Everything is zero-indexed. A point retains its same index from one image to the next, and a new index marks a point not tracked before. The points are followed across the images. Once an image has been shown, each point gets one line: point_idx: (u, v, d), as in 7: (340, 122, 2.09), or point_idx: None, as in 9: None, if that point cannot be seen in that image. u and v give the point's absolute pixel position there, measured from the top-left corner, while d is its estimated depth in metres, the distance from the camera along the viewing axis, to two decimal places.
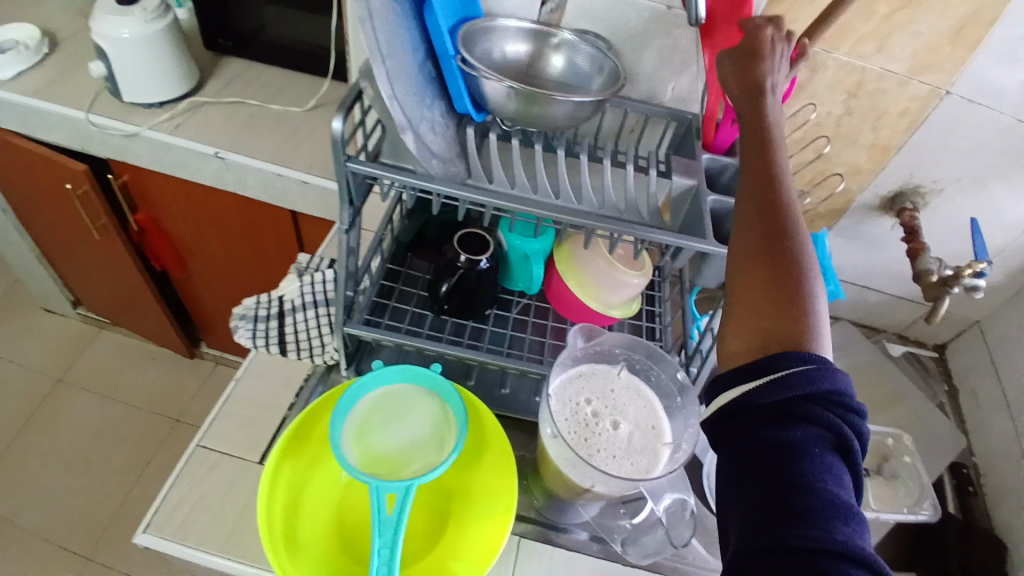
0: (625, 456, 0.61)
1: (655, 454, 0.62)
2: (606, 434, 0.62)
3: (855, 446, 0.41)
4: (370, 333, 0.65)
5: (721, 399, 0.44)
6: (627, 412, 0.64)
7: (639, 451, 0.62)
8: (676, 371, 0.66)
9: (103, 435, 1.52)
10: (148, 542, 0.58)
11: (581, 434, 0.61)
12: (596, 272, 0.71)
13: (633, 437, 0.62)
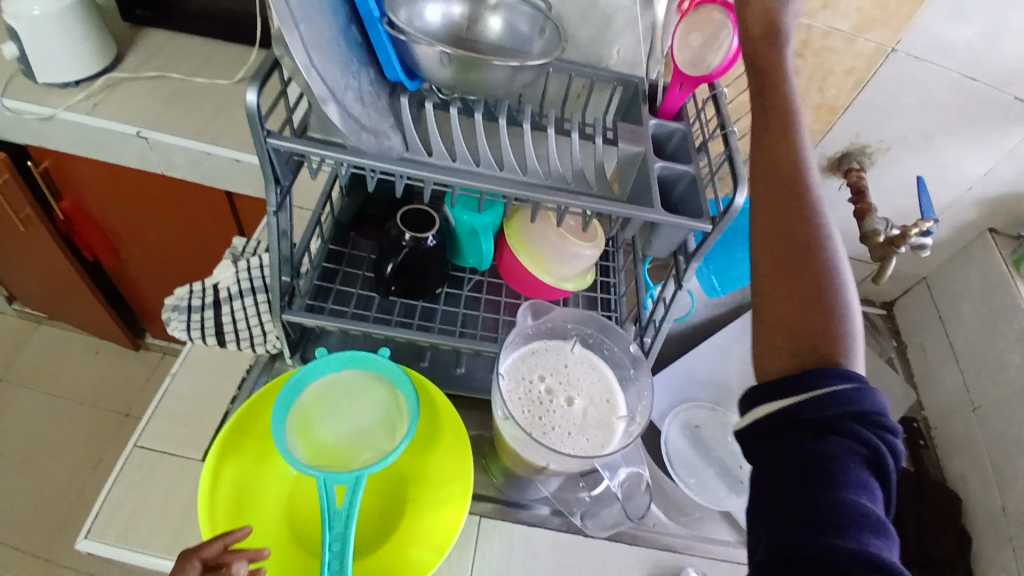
0: (580, 432, 0.59)
1: (610, 427, 0.60)
2: (562, 410, 0.60)
3: (889, 464, 0.41)
4: (313, 319, 0.68)
5: (759, 410, 0.45)
6: (581, 387, 0.63)
7: (594, 426, 0.60)
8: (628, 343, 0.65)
9: (50, 430, 1.36)
10: (92, 548, 0.60)
11: (536, 413, 0.60)
12: (549, 245, 0.74)
13: (587, 411, 0.61)
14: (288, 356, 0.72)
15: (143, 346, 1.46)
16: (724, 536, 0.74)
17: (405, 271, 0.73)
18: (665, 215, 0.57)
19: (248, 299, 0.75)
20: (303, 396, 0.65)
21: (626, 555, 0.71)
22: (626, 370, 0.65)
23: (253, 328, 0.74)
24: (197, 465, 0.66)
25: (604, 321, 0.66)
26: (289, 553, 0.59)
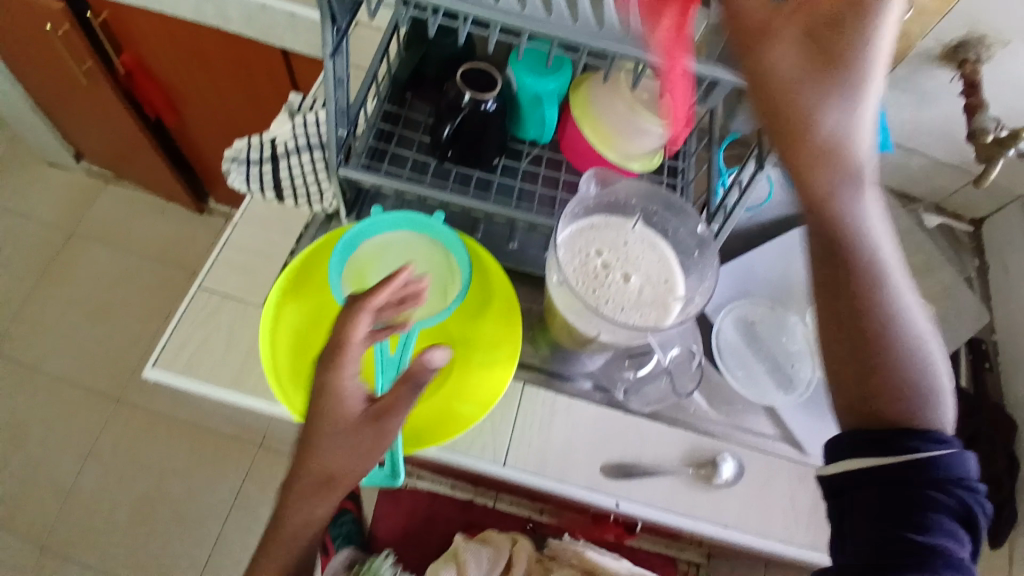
0: (637, 307, 0.58)
1: (667, 305, 0.59)
2: (618, 286, 0.58)
3: (980, 523, 0.41)
4: (368, 177, 0.68)
5: (851, 461, 0.45)
6: (639, 265, 0.60)
7: (650, 303, 0.58)
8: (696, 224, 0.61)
9: (120, 282, 1.39)
10: (158, 376, 0.65)
11: (592, 286, 0.58)
12: (616, 116, 0.70)
13: (645, 288, 0.59)
14: (344, 216, 0.72)
15: (206, 211, 1.47)
16: (764, 430, 0.76)
17: (464, 137, 0.70)
18: None
19: (303, 156, 0.74)
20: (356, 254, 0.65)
21: (669, 435, 0.73)
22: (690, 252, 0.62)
23: (309, 186, 0.73)
24: (259, 311, 0.69)
25: (672, 198, 0.62)
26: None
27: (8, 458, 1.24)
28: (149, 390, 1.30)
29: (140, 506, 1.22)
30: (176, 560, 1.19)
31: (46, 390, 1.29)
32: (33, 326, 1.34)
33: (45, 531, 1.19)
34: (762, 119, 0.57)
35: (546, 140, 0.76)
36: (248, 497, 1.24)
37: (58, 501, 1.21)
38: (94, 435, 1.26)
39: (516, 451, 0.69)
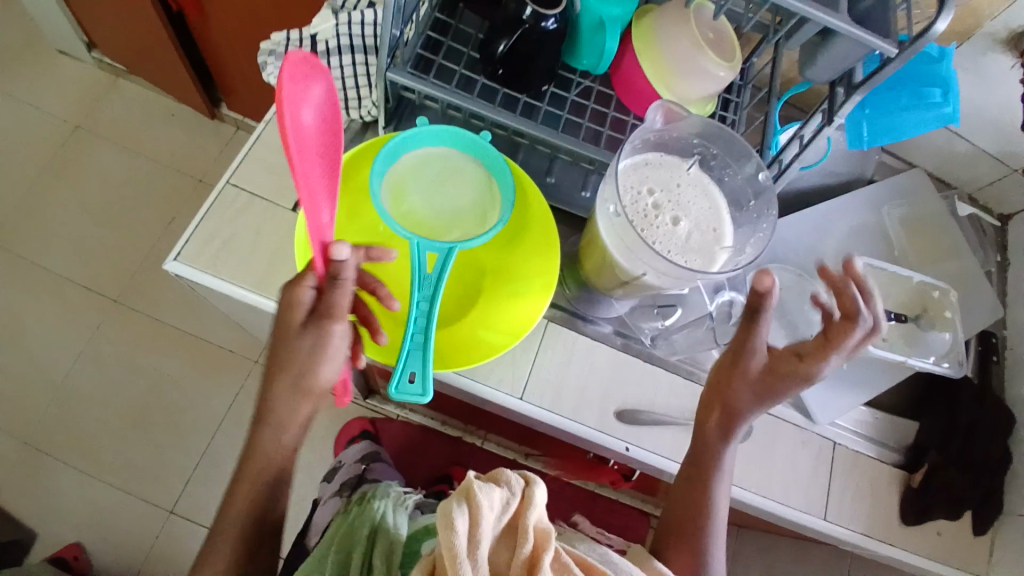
0: (685, 252, 0.56)
1: (715, 253, 0.57)
2: (669, 229, 0.56)
3: None
4: (415, 84, 0.66)
5: None
6: (689, 210, 0.59)
7: (695, 250, 0.57)
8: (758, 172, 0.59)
9: (125, 183, 1.34)
10: (180, 270, 0.63)
11: (644, 227, 0.56)
12: (680, 55, 0.68)
13: (694, 232, 0.57)
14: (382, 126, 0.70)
15: (218, 117, 1.40)
16: None
17: (517, 57, 0.67)
18: (849, 25, 0.50)
19: (344, 57, 0.69)
20: (392, 167, 0.63)
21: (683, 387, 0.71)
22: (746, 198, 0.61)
23: (349, 90, 0.69)
24: (287, 214, 0.66)
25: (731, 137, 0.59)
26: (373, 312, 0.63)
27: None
28: (150, 296, 1.28)
29: (134, 410, 1.22)
30: (167, 466, 1.19)
31: (44, 286, 1.25)
32: (35, 219, 1.29)
33: (36, 426, 1.18)
34: (839, 70, 0.57)
35: (599, 72, 0.73)
36: (243, 412, 1.24)
37: (50, 399, 1.20)
38: (90, 334, 1.24)
39: (534, 386, 0.68)
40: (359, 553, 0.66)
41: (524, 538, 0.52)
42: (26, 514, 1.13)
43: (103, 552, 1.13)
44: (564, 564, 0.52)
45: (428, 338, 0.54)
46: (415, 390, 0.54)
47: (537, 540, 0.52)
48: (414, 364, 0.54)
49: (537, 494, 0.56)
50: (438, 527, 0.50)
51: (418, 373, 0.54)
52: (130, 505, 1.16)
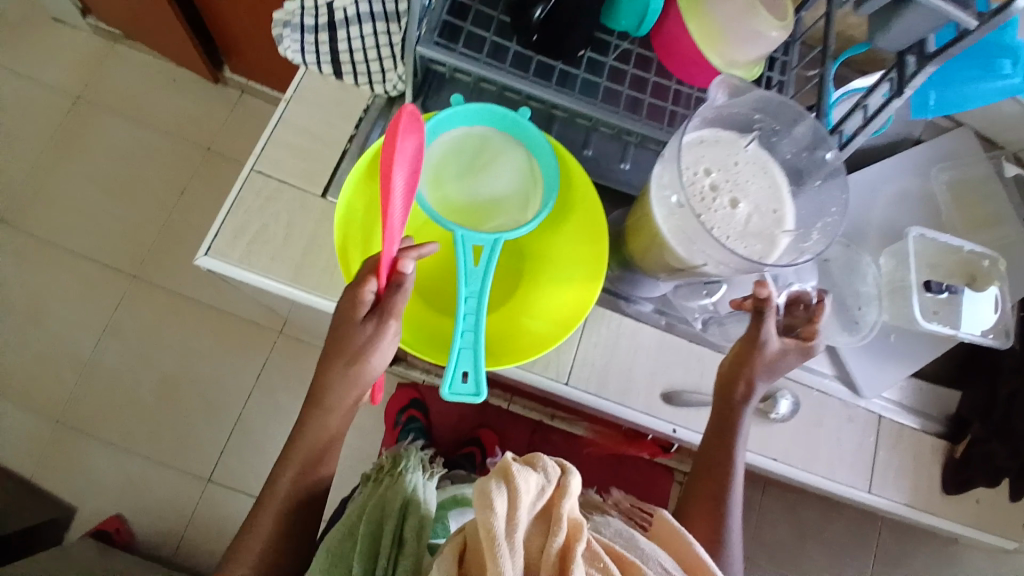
0: (744, 238, 0.53)
1: (775, 237, 0.54)
2: (727, 212, 0.53)
3: None
4: (445, 58, 0.61)
5: None
6: (747, 190, 0.55)
7: (756, 234, 0.54)
8: (827, 149, 0.56)
9: (132, 154, 1.29)
10: (212, 265, 0.61)
11: (702, 211, 0.52)
12: (730, 12, 0.63)
13: (754, 216, 0.54)
14: (409, 101, 0.66)
15: (222, 82, 1.33)
16: (823, 369, 0.75)
17: (555, 21, 0.62)
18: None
19: (364, 26, 0.62)
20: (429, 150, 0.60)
21: None
22: (811, 177, 0.58)
23: (372, 64, 0.65)
24: (318, 202, 0.64)
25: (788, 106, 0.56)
26: (419, 308, 0.63)
27: (22, 331, 1.20)
28: (168, 269, 1.25)
29: (163, 385, 1.22)
30: (199, 439, 1.20)
31: (61, 264, 1.23)
32: (45, 195, 1.25)
33: (66, 404, 1.19)
34: (910, 41, 0.52)
35: (639, 34, 0.68)
36: (269, 383, 1.24)
37: (77, 376, 1.20)
38: (112, 311, 1.23)
39: (579, 371, 0.67)
40: (390, 525, 0.56)
41: (558, 524, 0.48)
42: (64, 490, 1.15)
43: (144, 523, 1.15)
44: (593, 552, 0.48)
45: (478, 335, 0.52)
46: (468, 389, 0.53)
47: (570, 531, 0.48)
48: (466, 362, 0.53)
49: (573, 483, 0.51)
50: (474, 506, 0.46)
51: (472, 372, 0.53)
52: (167, 477, 1.18)
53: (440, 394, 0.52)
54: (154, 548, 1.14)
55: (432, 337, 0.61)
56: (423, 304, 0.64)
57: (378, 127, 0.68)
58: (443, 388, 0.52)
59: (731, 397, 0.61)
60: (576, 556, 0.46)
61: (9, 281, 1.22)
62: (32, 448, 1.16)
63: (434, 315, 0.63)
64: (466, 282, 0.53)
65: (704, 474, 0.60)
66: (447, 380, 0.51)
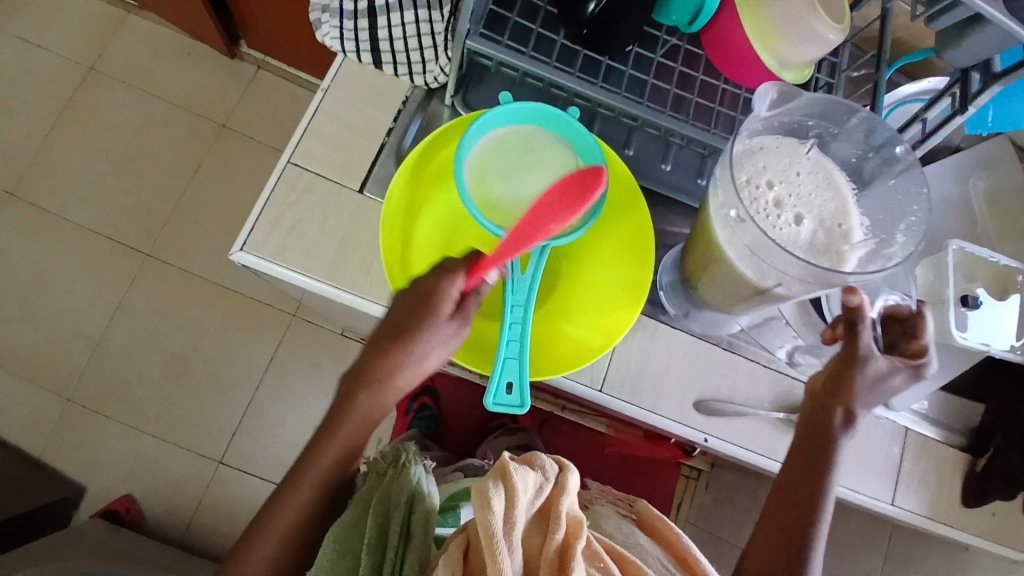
0: (813, 252, 0.52)
1: (844, 251, 0.53)
2: (794, 225, 0.52)
3: None
4: (493, 51, 0.59)
5: None
6: (813, 205, 0.54)
7: (823, 250, 0.52)
8: (895, 146, 0.55)
9: (144, 128, 1.26)
10: (247, 259, 0.61)
11: (767, 227, 0.51)
12: (788, 10, 0.59)
13: (821, 229, 0.53)
14: (450, 94, 0.64)
15: (238, 57, 1.29)
16: None
17: (607, 15, 0.60)
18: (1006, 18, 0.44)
19: (408, 12, 0.61)
20: (476, 147, 0.58)
21: (761, 374, 0.70)
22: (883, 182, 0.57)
23: (413, 53, 0.63)
24: (355, 196, 0.63)
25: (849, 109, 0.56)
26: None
27: (31, 306, 1.19)
28: (180, 247, 1.23)
29: (174, 365, 1.20)
30: (210, 420, 1.19)
31: (71, 239, 1.21)
32: (55, 168, 1.23)
33: (76, 380, 1.17)
34: (977, 58, 0.50)
35: (689, 30, 0.65)
36: (282, 366, 1.22)
37: (88, 353, 1.18)
38: (123, 288, 1.21)
39: (613, 377, 0.68)
40: (398, 514, 0.54)
41: (556, 522, 0.49)
42: (75, 467, 1.15)
43: (154, 502, 1.15)
44: (592, 551, 0.49)
45: (523, 343, 0.53)
46: (513, 400, 0.53)
47: (569, 528, 0.49)
48: (511, 373, 0.53)
49: (571, 481, 0.53)
50: (473, 505, 0.47)
51: (516, 383, 0.53)
52: (177, 456, 1.17)
53: (484, 405, 0.52)
54: (165, 526, 1.15)
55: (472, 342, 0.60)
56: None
57: (416, 120, 0.67)
58: (488, 399, 0.52)
59: (827, 422, 0.55)
60: (575, 554, 0.47)
61: (18, 256, 1.19)
62: (43, 423, 1.15)
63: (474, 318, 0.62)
64: (512, 288, 0.54)
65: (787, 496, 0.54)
66: (493, 391, 0.52)
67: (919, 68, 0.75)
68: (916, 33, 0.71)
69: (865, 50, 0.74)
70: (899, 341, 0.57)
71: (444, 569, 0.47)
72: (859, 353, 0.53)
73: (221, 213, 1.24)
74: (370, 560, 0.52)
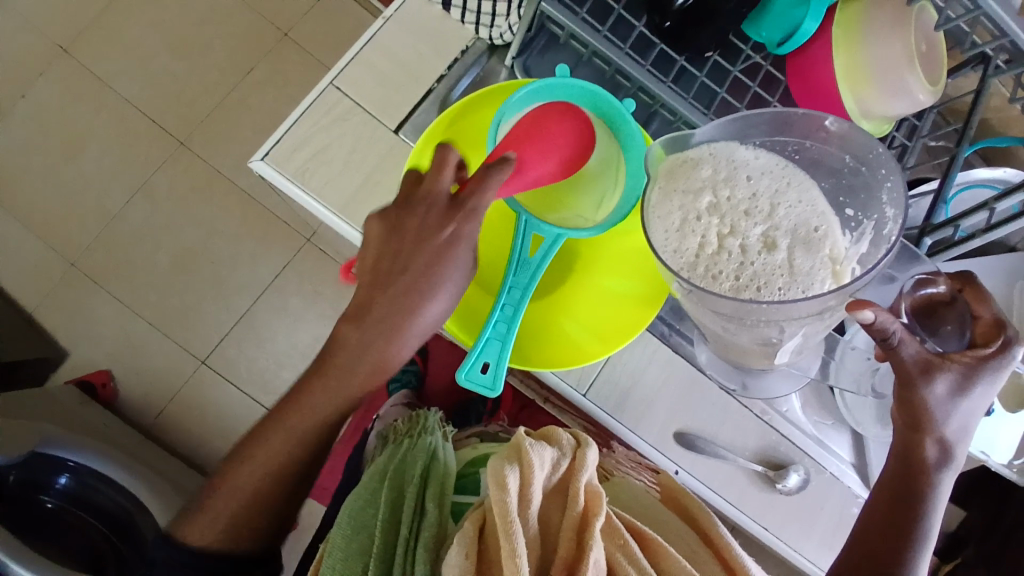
0: (807, 269, 0.43)
1: (828, 260, 0.43)
2: (762, 254, 0.43)
3: None
4: (565, 19, 0.56)
5: None
6: (781, 213, 0.44)
7: (812, 270, 0.43)
8: (822, 118, 0.47)
9: (207, 17, 1.23)
10: (264, 171, 0.60)
11: (730, 271, 0.44)
12: (884, 58, 0.56)
13: (800, 236, 0.44)
14: (511, 55, 0.61)
15: None
16: (841, 452, 0.69)
17: (695, 13, 0.55)
18: None
19: None
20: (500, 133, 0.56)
21: (750, 424, 0.68)
22: (838, 159, 0.47)
23: (485, 3, 0.60)
24: (388, 136, 0.62)
25: (780, 115, 0.47)
26: (464, 281, 0.61)
27: (60, 164, 1.19)
28: (214, 142, 1.21)
29: (178, 256, 1.20)
30: (202, 320, 1.19)
31: (111, 109, 1.21)
32: (113, 35, 1.22)
33: (84, 248, 1.18)
34: None
35: (776, 52, 0.60)
36: (283, 286, 1.20)
37: (102, 225, 1.19)
38: (150, 169, 1.20)
39: (600, 387, 0.66)
40: (412, 492, 0.56)
41: (574, 496, 0.48)
42: (64, 329, 1.16)
43: (130, 385, 1.16)
44: (613, 528, 0.48)
45: (510, 328, 0.53)
46: (484, 382, 0.53)
47: (587, 501, 0.48)
48: (490, 354, 0.54)
49: (590, 458, 0.52)
50: (488, 484, 0.46)
51: (492, 364, 0.54)
52: (162, 346, 1.18)
53: (455, 378, 0.52)
54: (134, 409, 1.16)
55: (465, 310, 0.59)
56: (467, 277, 0.61)
57: (471, 73, 0.64)
58: (460, 374, 0.53)
59: (919, 459, 0.52)
60: (596, 529, 0.45)
61: (59, 114, 1.20)
62: (43, 280, 1.16)
63: (475, 290, 0.61)
64: (515, 270, 0.54)
65: (876, 534, 0.51)
66: (466, 367, 0.52)
67: (998, 154, 0.70)
68: (1009, 116, 0.66)
69: (949, 121, 0.68)
70: (963, 326, 0.50)
71: (459, 546, 0.46)
72: (921, 373, 0.48)
73: (261, 119, 1.22)
74: (384, 535, 0.53)
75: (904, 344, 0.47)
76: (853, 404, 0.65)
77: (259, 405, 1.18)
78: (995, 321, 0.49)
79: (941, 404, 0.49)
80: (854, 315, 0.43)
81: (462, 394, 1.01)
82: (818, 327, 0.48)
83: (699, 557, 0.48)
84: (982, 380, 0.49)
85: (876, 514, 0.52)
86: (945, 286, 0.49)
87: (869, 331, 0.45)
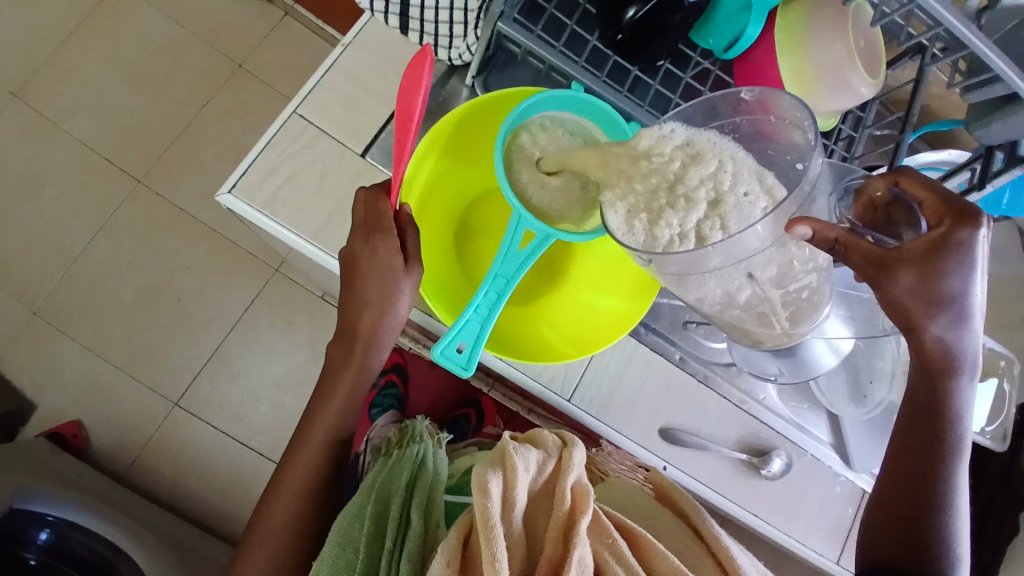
0: (738, 222, 0.46)
1: (756, 210, 0.46)
2: (689, 211, 0.47)
3: None
4: (522, 36, 0.58)
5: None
6: (695, 179, 0.47)
7: (734, 211, 0.46)
8: (737, 93, 0.51)
9: (161, 53, 1.22)
10: (231, 202, 0.60)
11: (672, 226, 0.47)
12: (829, 58, 0.59)
13: (720, 198, 0.47)
14: (471, 75, 0.64)
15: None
16: (820, 435, 0.71)
17: (647, 27, 0.57)
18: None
19: None
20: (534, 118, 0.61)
21: (730, 415, 0.70)
22: (767, 122, 0.51)
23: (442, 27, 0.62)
24: (357, 160, 0.63)
25: (711, 100, 0.51)
26: (453, 277, 0.64)
27: (17, 210, 1.16)
28: (176, 178, 1.20)
29: (144, 294, 1.17)
30: (173, 359, 1.16)
31: (65, 149, 1.18)
32: (63, 76, 1.20)
33: (45, 293, 1.15)
34: (1007, 137, 0.52)
35: (724, 57, 0.63)
36: (256, 317, 1.19)
37: (63, 268, 1.16)
38: (111, 208, 1.18)
39: (584, 391, 0.67)
40: (397, 503, 0.55)
41: (561, 495, 0.47)
42: (29, 380, 1.12)
43: (102, 432, 1.13)
44: (601, 526, 0.47)
45: (490, 314, 0.55)
46: (458, 360, 0.54)
47: (574, 501, 0.47)
48: (468, 335, 0.55)
49: (576, 457, 0.51)
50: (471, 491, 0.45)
51: (467, 346, 0.55)
52: (133, 390, 1.15)
53: (431, 352, 0.54)
54: (109, 456, 1.13)
55: (455, 307, 0.62)
56: (459, 274, 0.64)
57: (434, 94, 0.66)
58: (436, 348, 0.54)
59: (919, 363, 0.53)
60: (580, 526, 0.44)
61: (12, 158, 1.17)
62: (6, 328, 1.13)
63: (461, 285, 0.64)
64: (502, 260, 0.55)
65: (906, 448, 0.56)
66: (442, 343, 0.53)
67: (941, 138, 0.74)
68: (947, 103, 0.70)
69: (893, 111, 0.73)
70: (914, 218, 0.50)
71: (441, 554, 0.45)
72: (876, 269, 0.48)
73: (223, 152, 1.21)
74: (370, 549, 0.52)
75: (851, 250, 0.47)
76: (827, 385, 0.69)
77: (238, 443, 1.15)
78: (939, 196, 0.48)
79: (922, 305, 0.49)
80: (794, 230, 0.46)
81: (447, 410, 1.01)
82: (784, 265, 0.49)
83: (690, 551, 0.48)
84: (953, 270, 0.48)
85: (905, 437, 0.56)
86: (877, 186, 0.51)
87: (815, 246, 0.48)
